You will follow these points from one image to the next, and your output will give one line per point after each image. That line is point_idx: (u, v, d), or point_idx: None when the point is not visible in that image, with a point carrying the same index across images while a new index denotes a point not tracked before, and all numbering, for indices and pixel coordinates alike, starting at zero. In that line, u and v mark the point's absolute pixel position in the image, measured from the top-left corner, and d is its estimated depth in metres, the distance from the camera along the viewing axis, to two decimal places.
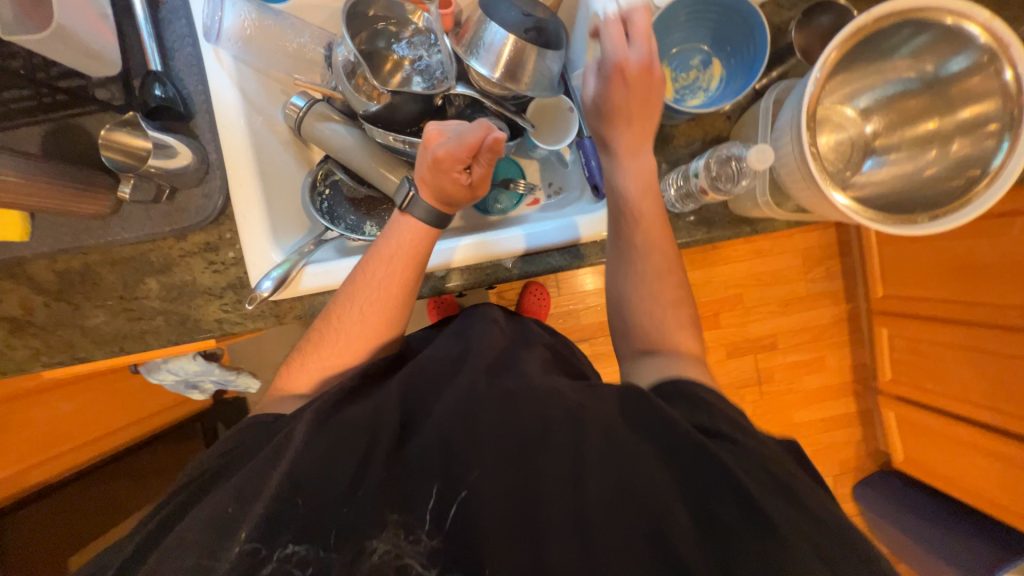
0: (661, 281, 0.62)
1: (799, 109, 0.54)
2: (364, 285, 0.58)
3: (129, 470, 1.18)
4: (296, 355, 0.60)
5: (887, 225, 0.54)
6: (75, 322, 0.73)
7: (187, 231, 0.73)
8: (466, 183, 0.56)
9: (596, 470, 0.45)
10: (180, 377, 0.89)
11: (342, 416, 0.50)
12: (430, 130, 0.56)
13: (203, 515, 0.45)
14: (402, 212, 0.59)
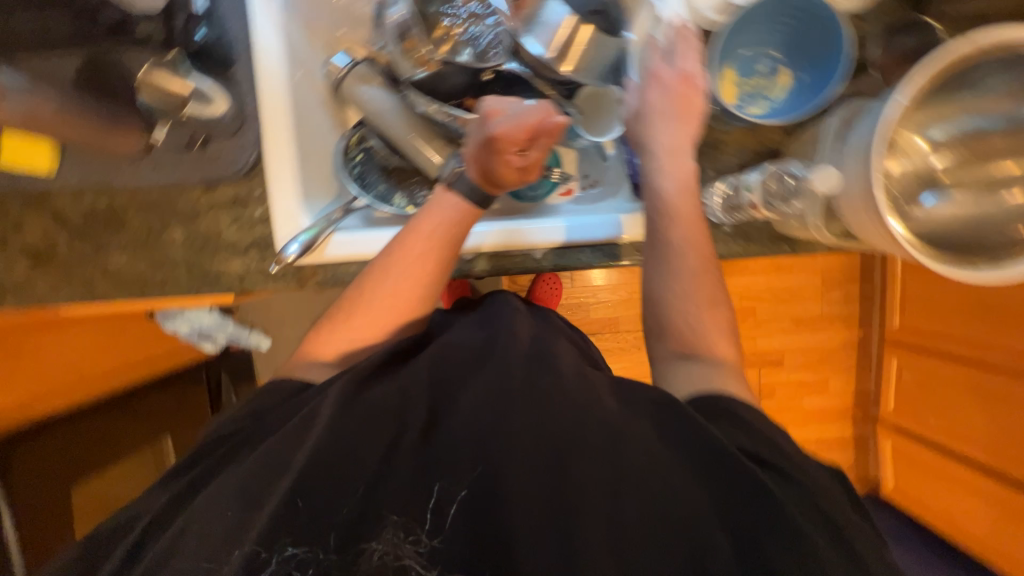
0: (705, 304, 0.56)
1: (873, 135, 0.51)
2: (398, 260, 0.55)
3: (137, 410, 1.19)
4: (321, 327, 0.58)
5: (947, 269, 0.51)
6: (97, 262, 0.73)
7: (218, 183, 0.71)
8: (518, 165, 0.54)
9: (613, 479, 0.44)
10: (194, 327, 0.89)
11: (370, 395, 0.49)
12: (488, 110, 0.54)
13: (228, 481, 0.46)
14: (447, 187, 0.57)
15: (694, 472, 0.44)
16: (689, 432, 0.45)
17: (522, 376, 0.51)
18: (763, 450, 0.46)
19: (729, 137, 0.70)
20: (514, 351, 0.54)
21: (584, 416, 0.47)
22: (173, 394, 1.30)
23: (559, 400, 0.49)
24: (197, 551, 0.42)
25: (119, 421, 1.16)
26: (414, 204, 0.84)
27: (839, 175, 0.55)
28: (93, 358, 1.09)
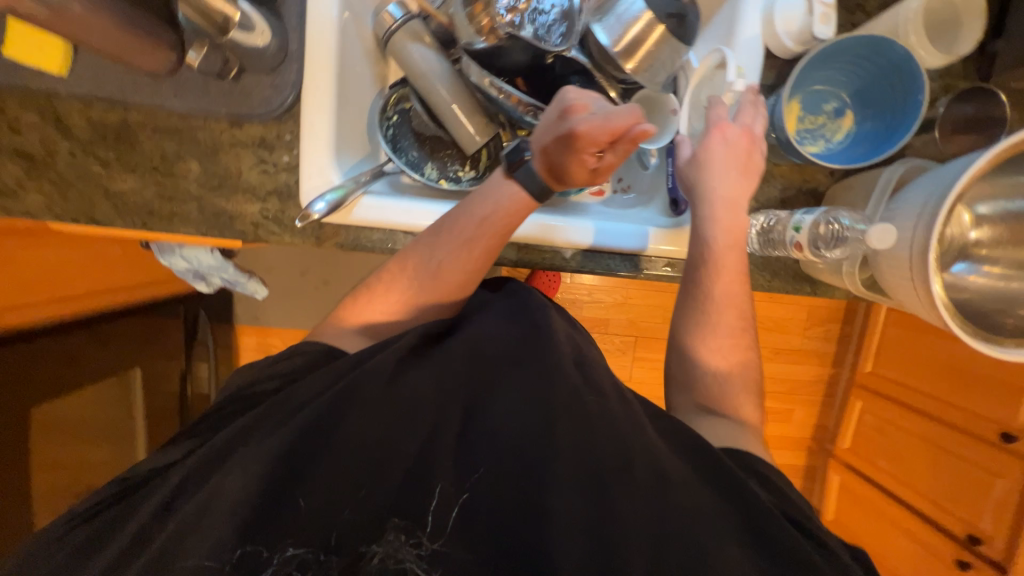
0: (728, 346, 0.61)
1: (941, 202, 0.50)
2: (448, 240, 0.54)
3: (105, 333, 1.14)
4: (360, 290, 0.58)
5: (972, 341, 0.51)
6: (100, 182, 0.67)
7: (244, 119, 0.66)
8: (591, 166, 0.51)
9: (630, 502, 0.44)
10: (192, 266, 0.84)
11: (403, 382, 0.48)
12: (575, 101, 0.49)
13: (247, 449, 0.45)
14: (508, 173, 0.55)
15: (717, 501, 0.44)
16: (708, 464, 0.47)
17: (549, 375, 0.49)
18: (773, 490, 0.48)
19: (776, 170, 0.70)
20: (546, 348, 0.52)
21: (612, 431, 0.46)
22: (136, 326, 1.24)
23: (586, 404, 0.48)
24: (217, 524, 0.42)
25: (91, 342, 1.10)
26: (446, 177, 0.80)
27: (893, 234, 0.54)
28: (78, 277, 1.02)
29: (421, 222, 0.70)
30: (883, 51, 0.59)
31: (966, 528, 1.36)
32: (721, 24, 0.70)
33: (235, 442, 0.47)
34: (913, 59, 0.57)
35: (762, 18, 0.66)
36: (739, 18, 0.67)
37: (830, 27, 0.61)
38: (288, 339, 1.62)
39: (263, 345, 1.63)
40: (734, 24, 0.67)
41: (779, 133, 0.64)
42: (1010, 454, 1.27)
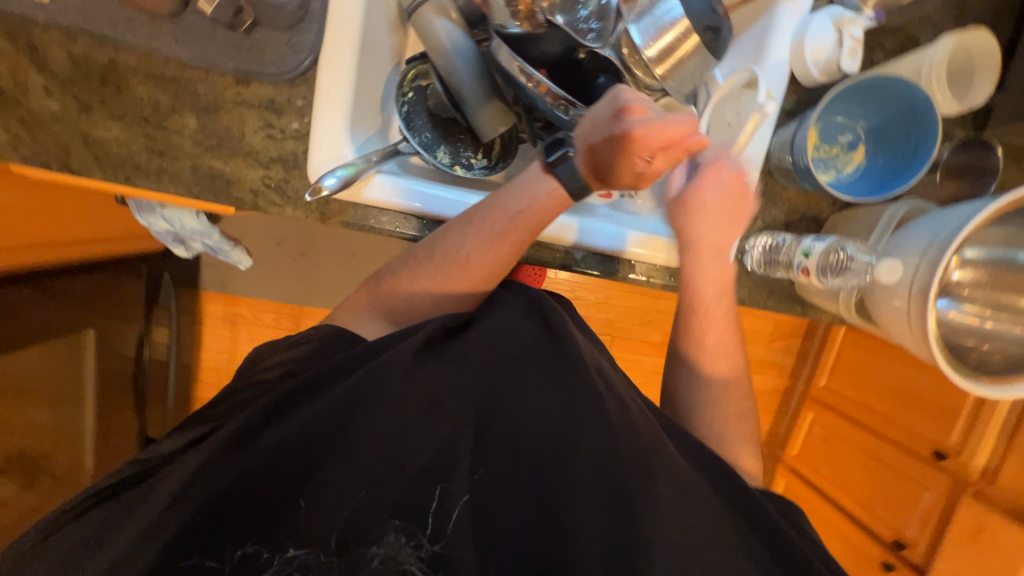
0: (712, 361, 0.64)
1: (943, 245, 0.53)
2: (480, 232, 0.53)
3: (61, 291, 1.03)
4: (386, 272, 0.58)
5: (951, 373, 0.55)
6: (79, 127, 0.60)
7: (253, 77, 0.61)
8: (639, 170, 0.49)
9: (635, 508, 0.45)
10: (173, 229, 0.78)
11: (422, 376, 0.47)
12: (633, 102, 0.48)
13: (265, 441, 0.44)
14: (546, 167, 0.54)
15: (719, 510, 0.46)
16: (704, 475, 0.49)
17: (571, 375, 0.50)
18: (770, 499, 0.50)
19: (786, 194, 0.71)
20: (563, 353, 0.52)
21: (626, 436, 0.47)
22: (91, 283, 1.12)
23: (602, 410, 0.48)
24: (235, 520, 0.42)
25: (43, 300, 0.99)
26: (459, 163, 0.76)
27: (899, 268, 0.57)
28: (37, 224, 0.93)
29: (436, 211, 0.67)
30: (901, 93, 0.62)
31: (892, 533, 1.50)
32: (750, 44, 0.71)
33: (244, 435, 0.44)
34: (931, 106, 0.60)
35: (791, 43, 0.67)
36: (767, 40, 0.68)
37: (856, 60, 0.65)
38: (258, 310, 1.52)
39: (230, 315, 1.52)
40: (764, 46, 0.68)
41: (802, 157, 0.64)
42: (939, 471, 1.37)
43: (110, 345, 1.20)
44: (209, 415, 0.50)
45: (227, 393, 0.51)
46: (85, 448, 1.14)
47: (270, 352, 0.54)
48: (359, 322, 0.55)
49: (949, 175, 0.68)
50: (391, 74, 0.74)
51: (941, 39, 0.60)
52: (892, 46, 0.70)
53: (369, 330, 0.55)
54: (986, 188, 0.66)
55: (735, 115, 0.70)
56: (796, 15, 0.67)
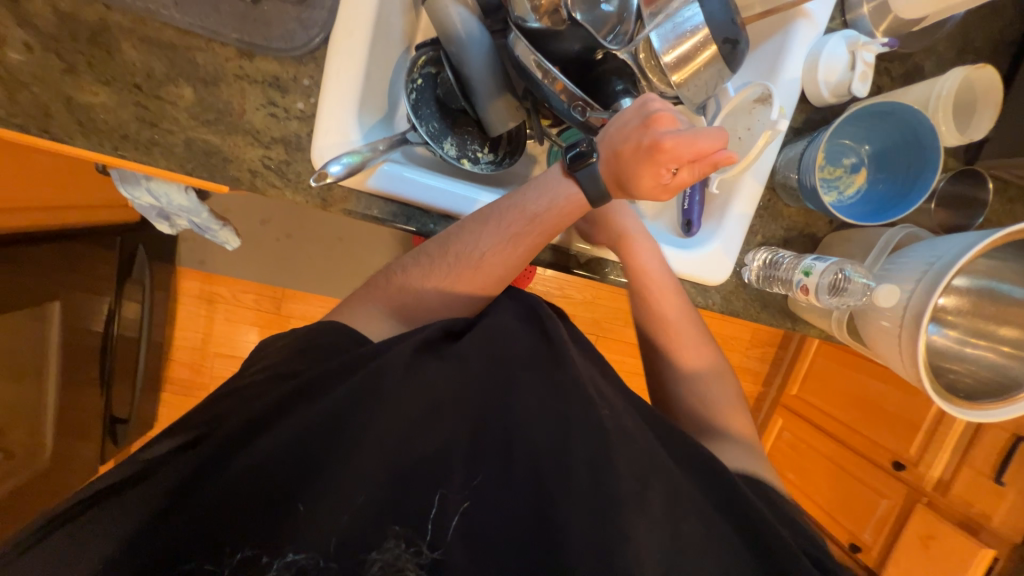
0: (692, 353, 0.66)
1: (939, 273, 0.55)
2: (498, 232, 0.53)
3: (29, 257, 0.92)
4: (395, 269, 0.57)
5: (933, 393, 0.58)
6: (62, 89, 0.56)
7: (258, 51, 0.59)
8: (664, 181, 0.50)
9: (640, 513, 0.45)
10: (158, 204, 0.73)
11: (419, 375, 0.47)
12: (662, 113, 0.48)
13: (261, 447, 0.43)
14: (567, 171, 0.54)
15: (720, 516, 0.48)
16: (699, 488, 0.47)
17: (568, 380, 0.50)
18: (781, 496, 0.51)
19: (787, 211, 0.73)
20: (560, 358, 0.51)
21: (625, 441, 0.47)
22: (61, 252, 1.01)
23: (603, 413, 0.49)
24: (235, 512, 0.41)
25: (12, 268, 0.88)
26: (465, 156, 0.75)
27: (897, 294, 0.59)
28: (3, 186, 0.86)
29: (444, 205, 0.65)
30: (905, 123, 0.64)
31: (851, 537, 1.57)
32: (765, 59, 0.71)
33: (248, 429, 0.44)
34: (935, 136, 0.61)
35: (804, 61, 0.68)
36: (780, 59, 0.68)
37: (866, 84, 0.66)
38: (238, 291, 1.48)
39: (207, 293, 1.48)
40: (778, 62, 0.68)
41: (808, 176, 0.66)
42: (898, 479, 1.45)
43: (83, 327, 1.08)
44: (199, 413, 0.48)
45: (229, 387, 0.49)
46: (47, 426, 1.04)
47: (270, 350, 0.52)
48: (359, 318, 0.54)
49: (945, 203, 0.70)
50: (401, 59, 0.72)
51: (951, 72, 0.62)
52: (897, 73, 0.72)
53: (371, 325, 0.53)
54: (974, 220, 0.69)
55: (746, 130, 0.69)
56: (812, 33, 0.68)
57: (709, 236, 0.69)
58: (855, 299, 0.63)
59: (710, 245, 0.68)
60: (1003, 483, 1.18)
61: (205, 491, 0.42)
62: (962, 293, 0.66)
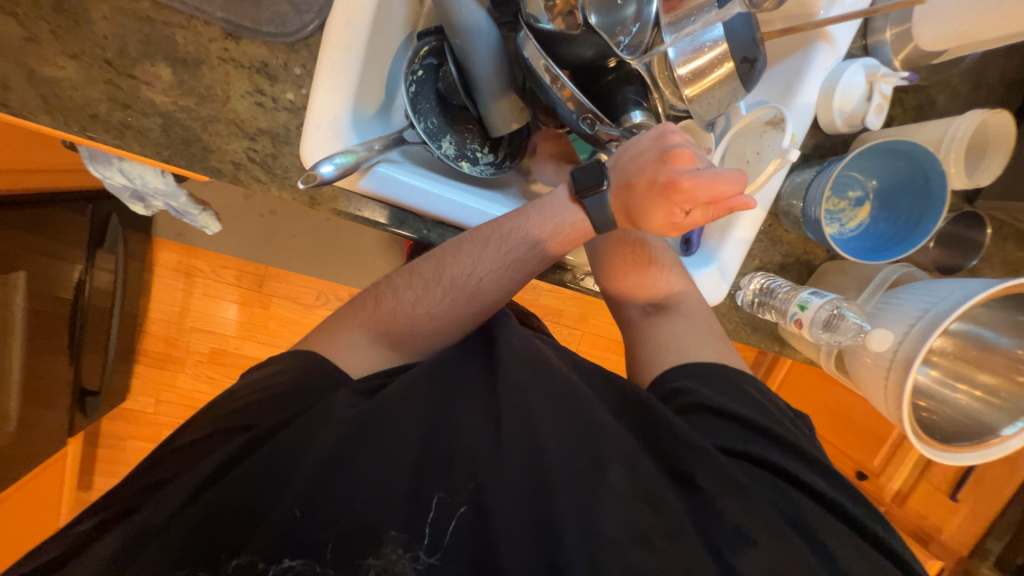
0: (643, 267, 0.64)
1: (936, 319, 0.55)
2: (498, 258, 0.52)
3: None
4: (385, 290, 0.54)
5: (912, 435, 0.59)
6: (23, 59, 0.51)
7: (245, 33, 0.55)
8: (676, 220, 0.48)
9: (686, 534, 0.41)
10: (132, 185, 0.68)
11: (400, 401, 0.46)
12: (682, 150, 0.47)
13: (250, 463, 0.42)
14: (576, 198, 0.52)
15: (771, 531, 0.41)
16: (728, 520, 0.42)
17: (562, 400, 0.48)
18: (819, 478, 0.46)
19: (786, 237, 0.72)
20: (548, 371, 0.51)
21: (659, 486, 0.43)
22: (28, 215, 0.94)
23: (607, 427, 0.46)
24: (227, 518, 0.39)
25: None
26: (464, 155, 0.70)
27: (892, 337, 0.58)
28: None
29: (438, 211, 0.61)
30: (911, 161, 0.64)
31: None
32: (781, 80, 0.69)
33: (242, 450, 0.43)
34: (941, 175, 0.61)
35: (821, 87, 0.66)
36: (798, 81, 0.66)
37: (880, 117, 0.66)
38: (218, 266, 1.43)
39: (185, 266, 1.43)
40: (795, 86, 0.66)
41: (814, 208, 0.64)
42: (859, 487, 1.46)
43: (44, 288, 1.00)
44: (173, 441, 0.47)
45: (220, 409, 0.47)
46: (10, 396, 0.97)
47: (254, 381, 0.49)
48: (345, 333, 0.52)
49: (946, 239, 0.70)
50: (401, 47, 0.67)
51: (967, 115, 0.61)
52: (911, 104, 0.70)
53: (351, 357, 0.51)
54: (968, 261, 0.70)
55: (755, 153, 0.67)
56: (832, 58, 0.65)
57: (710, 256, 0.67)
58: (846, 337, 0.63)
59: (705, 268, 0.66)
60: (957, 499, 1.22)
61: (194, 506, 0.40)
62: (949, 333, 0.67)
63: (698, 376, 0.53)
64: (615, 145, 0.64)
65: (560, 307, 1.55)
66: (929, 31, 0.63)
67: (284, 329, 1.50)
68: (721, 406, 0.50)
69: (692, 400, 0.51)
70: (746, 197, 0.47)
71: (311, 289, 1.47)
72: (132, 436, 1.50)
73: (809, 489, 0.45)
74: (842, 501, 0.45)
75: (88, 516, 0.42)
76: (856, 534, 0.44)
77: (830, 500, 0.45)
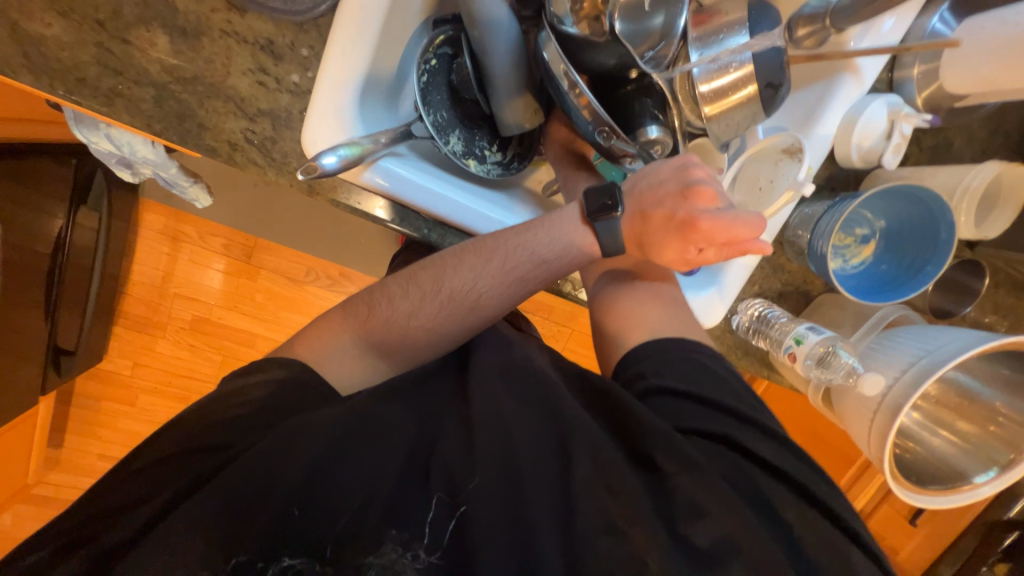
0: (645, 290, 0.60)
1: (928, 368, 0.56)
2: (500, 275, 0.51)
3: None
4: (381, 298, 0.53)
5: (889, 475, 0.60)
6: (7, 13, 0.48)
7: (251, 7, 0.51)
8: (688, 257, 0.47)
9: (644, 515, 0.40)
10: (119, 153, 0.65)
11: (382, 416, 0.46)
12: (705, 187, 0.45)
13: (239, 468, 0.40)
14: (586, 220, 0.51)
15: (724, 502, 0.41)
16: (681, 497, 0.41)
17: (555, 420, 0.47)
18: (772, 451, 0.47)
19: (789, 266, 0.71)
20: (544, 388, 0.50)
21: (622, 471, 0.43)
22: None
23: (576, 419, 0.46)
24: (217, 520, 0.39)
25: None
26: (472, 153, 0.67)
27: (884, 382, 0.59)
28: None
29: (440, 212, 0.59)
30: (922, 206, 0.64)
31: None
32: (802, 108, 0.67)
33: (220, 465, 0.42)
34: (950, 225, 0.60)
35: (842, 118, 0.64)
36: (821, 112, 0.64)
37: (897, 156, 0.65)
38: (206, 233, 1.39)
39: (171, 230, 1.39)
40: (816, 115, 0.64)
41: (821, 243, 0.63)
42: None
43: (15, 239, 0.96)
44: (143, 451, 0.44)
45: (206, 405, 0.45)
46: None
47: (240, 384, 0.47)
48: (336, 336, 0.51)
49: (943, 283, 0.70)
50: (416, 34, 0.64)
51: (985, 165, 0.61)
52: (928, 144, 0.70)
53: (342, 366, 0.50)
54: (962, 308, 0.70)
55: (768, 181, 0.66)
56: (857, 90, 0.64)
57: (709, 279, 0.66)
58: (836, 375, 0.63)
59: (704, 290, 0.65)
60: (916, 525, 1.26)
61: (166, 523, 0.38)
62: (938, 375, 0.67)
63: (661, 358, 0.53)
64: (629, 161, 0.62)
65: (550, 303, 1.54)
66: (956, 74, 0.61)
67: (270, 303, 1.46)
68: (680, 389, 0.50)
69: (680, 389, 0.50)
70: (763, 242, 0.46)
71: (301, 264, 1.44)
72: (107, 398, 1.46)
73: (764, 462, 0.46)
74: (816, 492, 0.45)
75: (35, 549, 0.38)
76: (840, 535, 0.43)
77: (784, 473, 0.45)
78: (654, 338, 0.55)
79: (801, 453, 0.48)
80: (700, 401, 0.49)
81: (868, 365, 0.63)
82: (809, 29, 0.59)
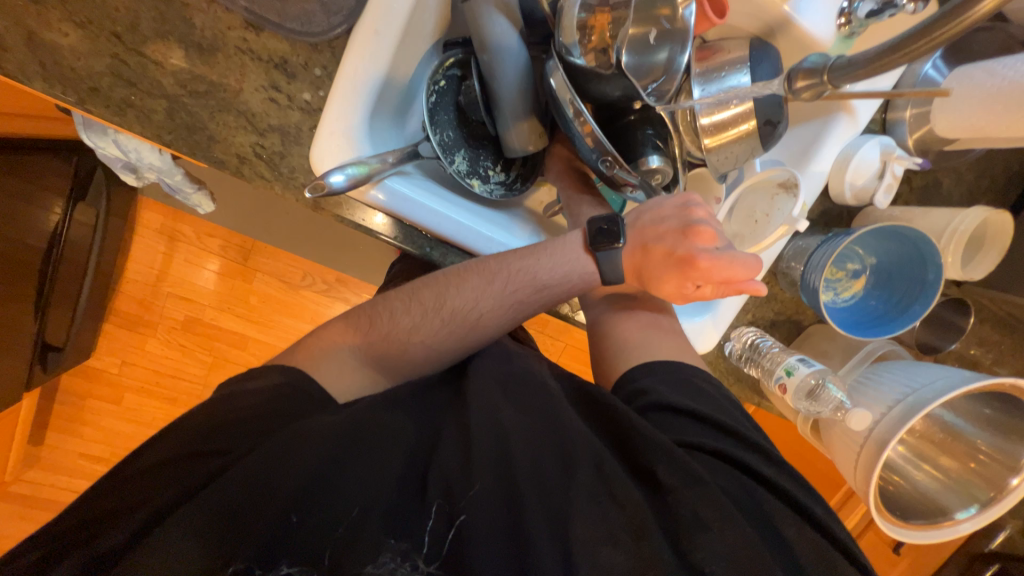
0: (638, 315, 0.62)
1: (916, 405, 0.57)
2: (502, 295, 0.52)
3: None
4: (381, 312, 0.54)
5: (873, 509, 0.61)
6: (24, 21, 0.48)
7: (267, 26, 0.52)
8: (687, 291, 0.50)
9: (643, 533, 0.41)
10: (126, 159, 0.66)
11: (380, 428, 0.46)
12: (704, 227, 0.47)
13: (236, 475, 0.40)
14: (590, 249, 0.53)
15: (725, 516, 0.41)
16: (683, 513, 0.42)
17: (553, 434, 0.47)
18: (769, 469, 0.47)
19: (782, 294, 0.73)
20: (542, 402, 0.51)
21: (624, 485, 0.44)
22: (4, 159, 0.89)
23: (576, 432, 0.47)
24: (214, 522, 0.38)
25: None
26: (477, 173, 0.68)
27: (871, 416, 0.60)
28: None
29: (443, 231, 0.60)
30: (909, 245, 0.66)
31: None
32: (799, 145, 0.69)
33: (216, 471, 0.42)
34: (936, 264, 0.62)
35: (836, 157, 0.66)
36: (817, 150, 0.66)
37: (887, 197, 0.66)
38: (203, 233, 1.39)
39: (168, 229, 1.38)
40: (811, 153, 0.66)
41: (815, 276, 0.64)
42: None
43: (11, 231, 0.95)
44: (137, 458, 0.43)
45: (202, 415, 0.45)
46: None
47: (237, 395, 0.47)
48: (334, 352, 0.51)
49: (930, 317, 0.72)
50: (426, 57, 0.65)
51: (972, 210, 0.63)
52: (918, 184, 0.72)
53: (340, 379, 0.50)
54: (948, 343, 0.72)
55: (764, 214, 0.68)
56: (851, 130, 0.66)
57: (703, 307, 0.68)
58: (825, 408, 0.65)
59: (699, 317, 0.67)
60: (898, 553, 1.28)
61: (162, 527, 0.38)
62: None
63: (660, 378, 0.54)
64: (630, 190, 0.64)
65: (545, 318, 1.55)
66: (947, 121, 0.64)
67: (264, 305, 1.46)
68: (678, 405, 0.51)
69: (679, 406, 0.51)
70: (758, 281, 0.48)
71: (298, 268, 1.45)
72: (93, 395, 1.43)
73: (762, 478, 0.46)
74: (814, 512, 0.45)
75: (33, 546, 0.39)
76: (837, 552, 0.44)
77: (782, 491, 0.46)
78: (649, 360, 0.56)
79: (795, 475, 0.49)
80: (695, 418, 0.50)
81: (857, 398, 0.64)
82: (808, 82, 0.50)
